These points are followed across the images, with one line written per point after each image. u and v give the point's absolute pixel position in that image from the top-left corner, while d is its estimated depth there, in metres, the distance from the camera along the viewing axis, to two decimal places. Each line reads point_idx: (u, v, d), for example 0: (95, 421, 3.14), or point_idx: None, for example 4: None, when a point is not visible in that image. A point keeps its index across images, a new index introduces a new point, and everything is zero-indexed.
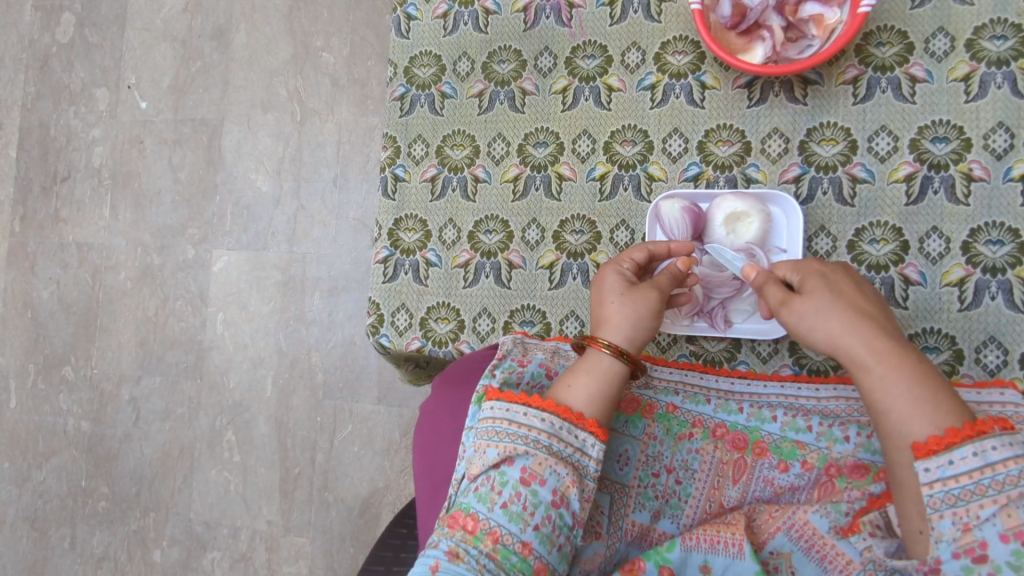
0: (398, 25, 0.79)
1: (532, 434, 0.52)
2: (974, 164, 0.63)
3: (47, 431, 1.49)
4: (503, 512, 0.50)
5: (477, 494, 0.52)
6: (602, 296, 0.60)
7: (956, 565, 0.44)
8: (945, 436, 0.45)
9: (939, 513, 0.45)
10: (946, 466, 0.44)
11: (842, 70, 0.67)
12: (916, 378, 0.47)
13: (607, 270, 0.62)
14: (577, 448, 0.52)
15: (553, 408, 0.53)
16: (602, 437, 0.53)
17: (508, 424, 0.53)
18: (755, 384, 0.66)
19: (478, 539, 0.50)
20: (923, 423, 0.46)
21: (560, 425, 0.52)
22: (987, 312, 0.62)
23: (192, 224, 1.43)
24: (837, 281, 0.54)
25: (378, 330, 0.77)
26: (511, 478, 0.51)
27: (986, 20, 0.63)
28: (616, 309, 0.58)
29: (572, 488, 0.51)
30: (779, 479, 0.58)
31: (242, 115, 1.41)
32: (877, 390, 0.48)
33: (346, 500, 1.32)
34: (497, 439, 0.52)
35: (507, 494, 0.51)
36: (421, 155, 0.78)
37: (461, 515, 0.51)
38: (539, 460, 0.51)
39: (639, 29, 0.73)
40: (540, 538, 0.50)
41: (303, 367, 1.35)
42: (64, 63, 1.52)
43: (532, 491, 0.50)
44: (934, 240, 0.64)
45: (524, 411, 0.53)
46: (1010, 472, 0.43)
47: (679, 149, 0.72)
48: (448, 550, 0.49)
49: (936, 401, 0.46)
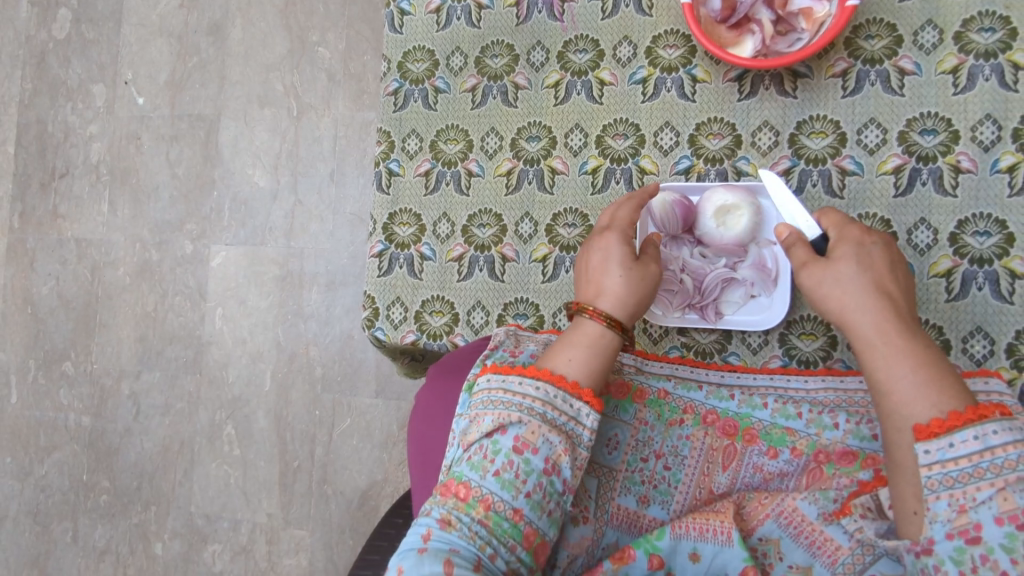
0: (391, 20, 0.79)
1: (527, 402, 0.52)
2: (962, 156, 0.63)
3: (49, 427, 1.50)
4: (495, 480, 0.51)
5: (470, 463, 0.52)
6: (604, 263, 0.61)
7: (948, 546, 0.45)
8: (947, 419, 0.46)
9: (936, 494, 0.45)
10: (947, 448, 0.45)
11: (832, 63, 0.67)
12: (920, 364, 0.49)
13: (612, 234, 0.63)
14: (571, 416, 0.53)
15: (548, 377, 0.54)
16: (597, 407, 0.54)
17: (503, 393, 0.53)
18: (745, 376, 0.67)
19: (470, 507, 0.50)
20: (923, 408, 0.47)
21: (554, 394, 0.53)
22: (974, 302, 0.63)
23: (190, 219, 1.44)
24: (872, 254, 0.55)
25: (373, 323, 0.78)
26: (503, 447, 0.52)
27: (974, 12, 0.63)
28: (617, 280, 0.60)
29: (563, 457, 0.52)
30: (768, 465, 0.59)
31: (239, 110, 1.41)
32: (882, 368, 0.50)
33: (345, 493, 1.33)
34: (492, 407, 0.53)
35: (500, 463, 0.51)
36: (415, 150, 0.79)
37: (454, 483, 0.52)
38: (531, 429, 0.52)
39: (630, 23, 0.73)
40: (531, 504, 0.51)
41: (301, 362, 1.36)
42: (61, 58, 1.53)
43: (524, 459, 0.51)
44: (923, 232, 0.64)
45: (519, 380, 0.54)
46: (1009, 456, 0.44)
47: (670, 143, 0.72)
48: (440, 518, 0.50)
49: (938, 388, 0.48)
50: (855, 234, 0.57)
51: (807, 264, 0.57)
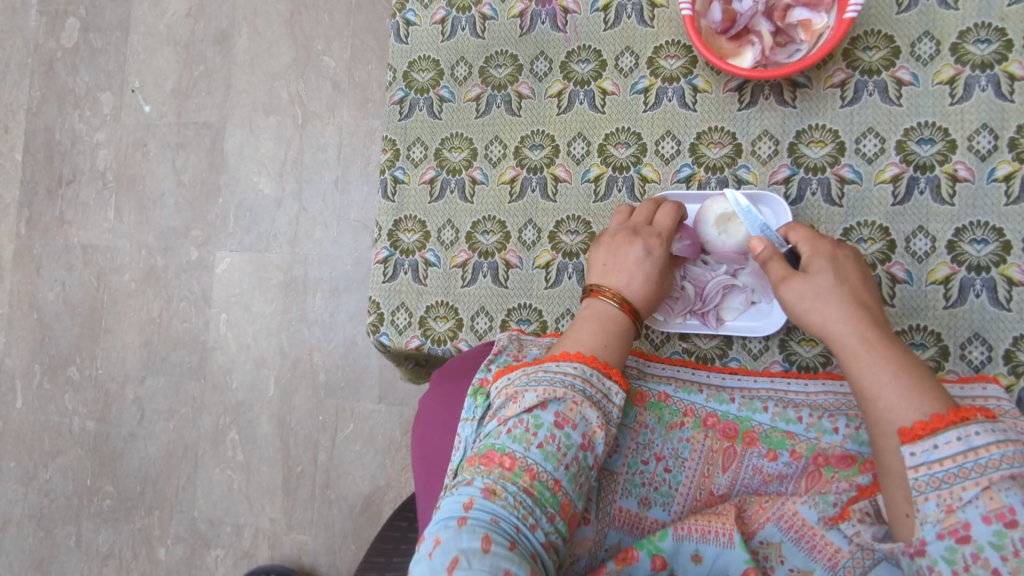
0: (397, 30, 0.81)
1: (567, 378, 0.55)
2: (959, 166, 0.64)
3: (53, 431, 1.51)
4: (540, 451, 0.52)
5: (512, 435, 0.53)
6: (644, 264, 0.65)
7: (940, 546, 0.45)
8: (930, 421, 0.48)
9: (924, 496, 0.46)
10: (931, 449, 0.46)
11: (830, 74, 0.68)
12: (900, 368, 0.51)
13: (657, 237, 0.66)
14: (605, 394, 0.56)
15: (583, 358, 0.57)
16: (626, 388, 0.57)
17: (542, 373, 0.56)
18: (746, 379, 0.67)
19: (516, 476, 0.51)
20: (908, 410, 0.49)
21: (591, 372, 0.56)
22: (972, 309, 0.64)
23: (196, 226, 1.45)
24: (846, 267, 0.58)
25: (378, 328, 0.79)
26: (545, 421, 0.53)
27: (970, 24, 0.65)
28: (644, 286, 0.64)
29: (598, 433, 0.54)
30: (768, 467, 0.60)
31: (245, 118, 1.43)
32: (866, 376, 0.52)
33: (348, 498, 1.34)
34: (534, 383, 0.55)
35: (542, 436, 0.52)
36: (420, 158, 0.80)
37: (497, 454, 0.53)
38: (571, 405, 0.54)
39: (632, 34, 0.74)
40: (569, 477, 0.52)
41: (305, 367, 1.37)
42: (69, 67, 1.54)
43: (565, 434, 0.53)
44: (920, 240, 0.65)
45: (557, 364, 0.56)
46: (992, 456, 0.45)
47: (672, 152, 0.73)
48: (484, 488, 0.50)
49: (920, 390, 0.49)
50: (827, 249, 0.60)
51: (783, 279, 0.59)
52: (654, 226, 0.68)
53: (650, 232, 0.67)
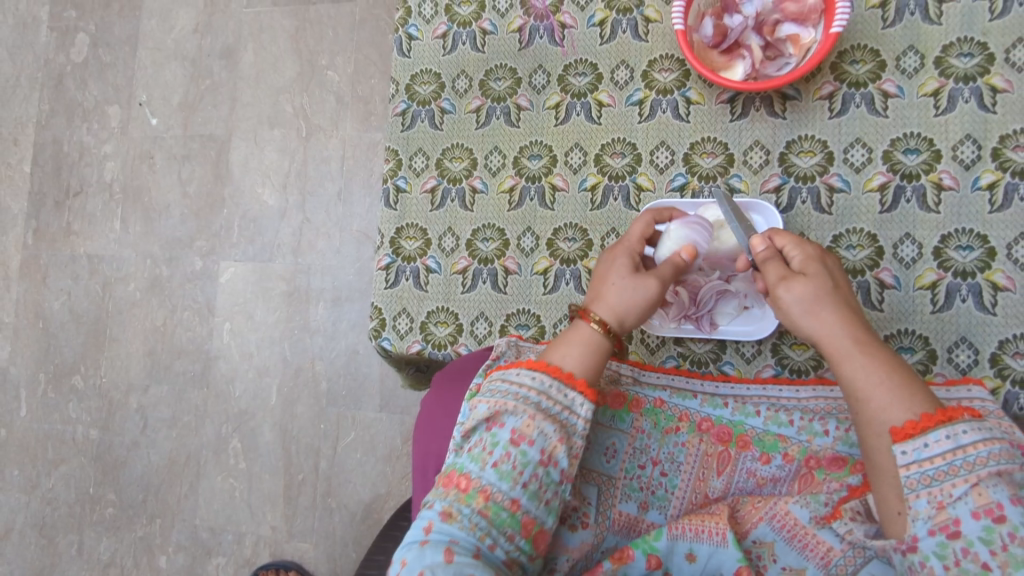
0: (400, 45, 0.83)
1: (524, 391, 0.55)
2: (943, 174, 0.66)
3: (56, 439, 1.53)
4: (494, 471, 0.52)
5: (470, 455, 0.54)
6: (609, 270, 0.62)
7: (931, 542, 0.47)
8: (920, 421, 0.48)
9: (915, 493, 0.48)
10: (921, 448, 0.48)
11: (819, 86, 0.71)
12: (893, 371, 0.51)
13: (620, 249, 0.64)
14: (566, 406, 0.55)
15: (544, 368, 0.56)
16: (590, 398, 0.56)
17: (503, 383, 0.56)
18: (739, 386, 0.68)
19: (471, 498, 0.52)
20: (899, 410, 0.49)
21: (550, 384, 0.55)
22: (958, 313, 0.66)
23: (200, 237, 1.47)
24: (835, 270, 0.57)
25: (380, 333, 0.80)
26: (501, 439, 0.53)
27: (953, 39, 0.67)
28: (613, 289, 0.60)
29: (558, 448, 0.53)
30: (761, 470, 0.62)
31: (250, 131, 1.46)
32: (861, 377, 0.51)
33: (349, 506, 1.34)
34: (491, 396, 0.56)
35: (498, 454, 0.53)
36: (421, 167, 0.82)
37: (455, 475, 0.54)
38: (526, 421, 0.53)
39: (627, 48, 0.77)
40: (529, 494, 0.52)
41: (307, 376, 1.38)
42: (78, 81, 1.58)
43: (521, 451, 0.52)
44: (908, 246, 0.67)
45: (517, 372, 0.56)
46: (979, 453, 0.46)
47: (666, 161, 0.75)
48: (441, 511, 0.52)
49: (911, 391, 0.50)
50: (814, 251, 0.58)
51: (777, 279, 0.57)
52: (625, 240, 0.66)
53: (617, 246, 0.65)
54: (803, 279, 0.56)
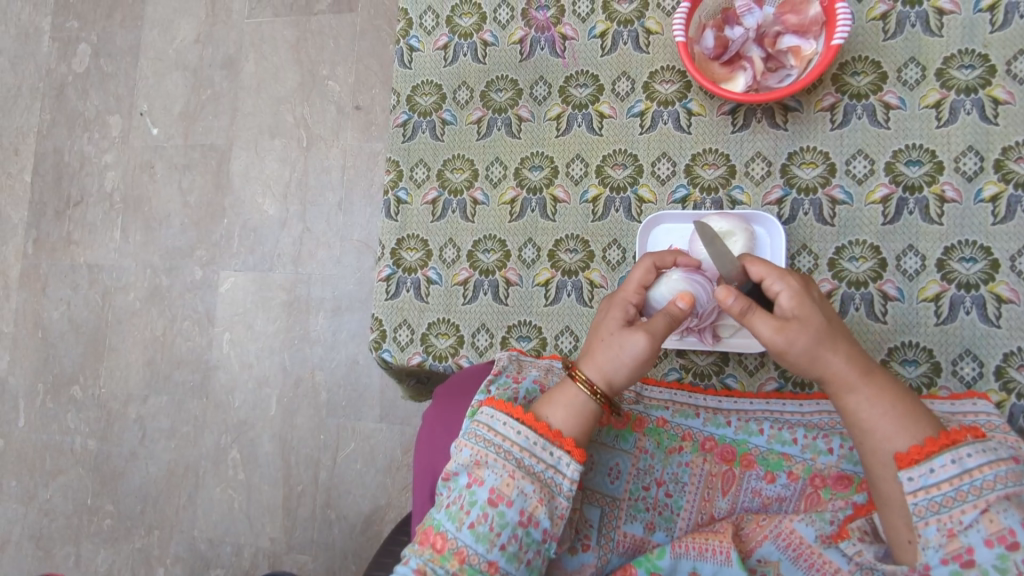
0: (401, 56, 0.83)
1: (506, 446, 0.57)
2: (946, 186, 0.66)
3: (55, 450, 1.52)
4: (471, 532, 0.55)
5: (448, 512, 0.56)
6: (600, 325, 0.62)
7: (944, 570, 0.48)
8: (925, 446, 0.50)
9: (924, 521, 0.49)
10: (928, 474, 0.49)
11: (820, 98, 0.70)
12: (895, 400, 0.52)
13: (613, 302, 0.63)
14: (551, 464, 0.57)
15: (531, 422, 0.58)
16: (578, 457, 0.57)
17: (487, 432, 0.58)
18: (741, 401, 0.68)
19: (445, 559, 0.55)
20: (903, 440, 0.51)
21: (535, 440, 0.57)
22: (962, 325, 0.65)
23: (201, 246, 1.47)
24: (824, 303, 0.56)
25: (380, 345, 0.80)
26: (480, 498, 0.56)
27: (954, 51, 0.67)
28: (602, 346, 0.60)
29: (539, 508, 0.55)
30: (767, 489, 0.62)
31: (251, 140, 1.46)
32: (865, 412, 0.52)
33: (349, 518, 1.34)
34: (473, 443, 0.58)
35: (475, 514, 0.55)
36: (422, 178, 0.82)
37: (431, 533, 0.56)
38: (506, 479, 0.56)
39: (628, 59, 0.77)
40: (506, 556, 0.55)
41: (307, 386, 1.38)
42: (79, 91, 1.58)
43: (500, 512, 0.55)
44: (911, 258, 0.67)
45: (504, 421, 0.58)
46: (986, 477, 0.48)
47: (667, 172, 0.75)
48: (416, 567, 0.55)
49: (912, 419, 0.51)
50: (799, 283, 0.56)
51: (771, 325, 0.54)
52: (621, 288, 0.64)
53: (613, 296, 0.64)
54: (799, 322, 0.54)
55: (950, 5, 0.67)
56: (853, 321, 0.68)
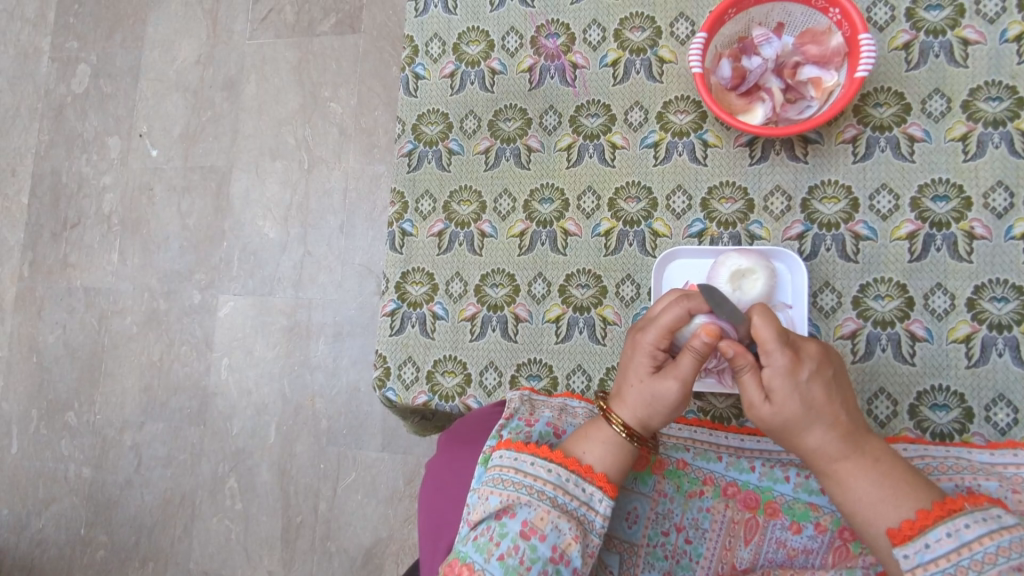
0: (407, 83, 0.81)
1: (538, 484, 0.55)
2: (975, 223, 0.64)
3: (48, 478, 1.48)
4: (499, 564, 0.53)
5: (476, 543, 0.54)
6: (629, 367, 0.59)
7: None
8: (917, 519, 0.49)
9: None
10: (923, 549, 0.48)
11: (841, 130, 0.68)
12: (874, 481, 0.51)
13: (640, 338, 0.58)
14: (584, 501, 0.56)
15: (562, 460, 0.56)
16: (610, 493, 0.56)
17: (515, 472, 0.56)
18: (766, 441, 0.63)
19: None
20: (887, 521, 0.50)
21: (567, 477, 0.56)
22: (995, 368, 0.63)
23: (200, 269, 1.44)
24: (811, 383, 0.52)
25: (384, 383, 0.77)
26: (510, 530, 0.54)
27: (981, 82, 0.65)
28: (632, 390, 0.58)
29: (573, 545, 0.53)
30: (792, 541, 0.59)
31: (252, 163, 1.44)
32: (841, 492, 0.52)
33: (349, 551, 1.30)
34: (501, 485, 0.56)
35: (505, 546, 0.53)
36: (428, 211, 0.79)
37: (458, 564, 0.54)
38: (541, 514, 0.54)
39: (641, 89, 0.74)
40: None
41: (307, 414, 1.35)
42: (79, 112, 1.56)
43: (531, 545, 0.53)
44: (939, 297, 0.64)
45: (532, 461, 0.56)
46: (987, 550, 0.47)
47: (682, 207, 0.72)
48: None
49: (894, 501, 0.50)
50: (788, 363, 0.52)
51: (749, 404, 0.54)
52: (647, 320, 0.59)
53: (640, 327, 0.59)
54: (773, 407, 0.53)
55: (975, 35, 0.65)
56: (880, 363, 0.65)
